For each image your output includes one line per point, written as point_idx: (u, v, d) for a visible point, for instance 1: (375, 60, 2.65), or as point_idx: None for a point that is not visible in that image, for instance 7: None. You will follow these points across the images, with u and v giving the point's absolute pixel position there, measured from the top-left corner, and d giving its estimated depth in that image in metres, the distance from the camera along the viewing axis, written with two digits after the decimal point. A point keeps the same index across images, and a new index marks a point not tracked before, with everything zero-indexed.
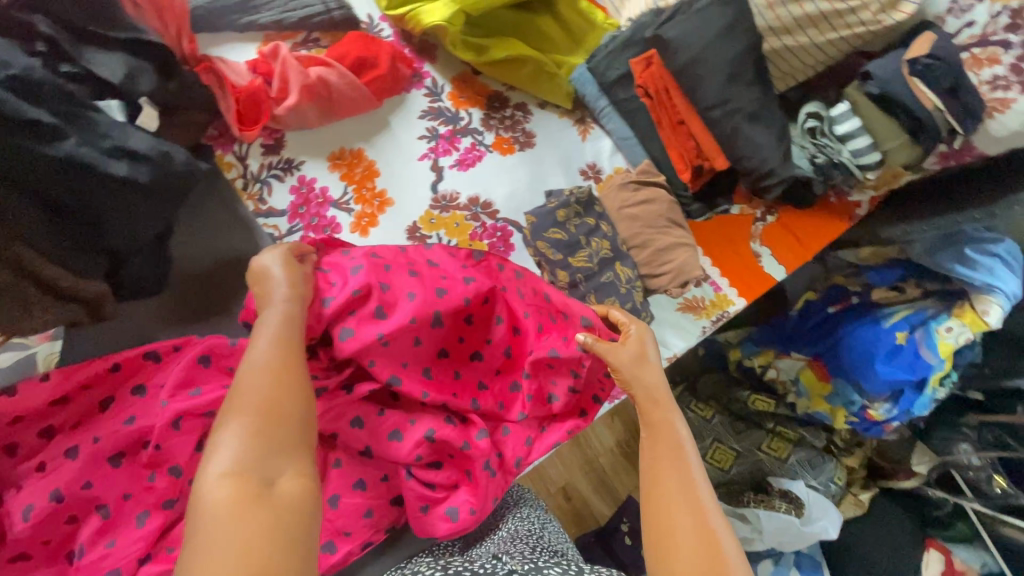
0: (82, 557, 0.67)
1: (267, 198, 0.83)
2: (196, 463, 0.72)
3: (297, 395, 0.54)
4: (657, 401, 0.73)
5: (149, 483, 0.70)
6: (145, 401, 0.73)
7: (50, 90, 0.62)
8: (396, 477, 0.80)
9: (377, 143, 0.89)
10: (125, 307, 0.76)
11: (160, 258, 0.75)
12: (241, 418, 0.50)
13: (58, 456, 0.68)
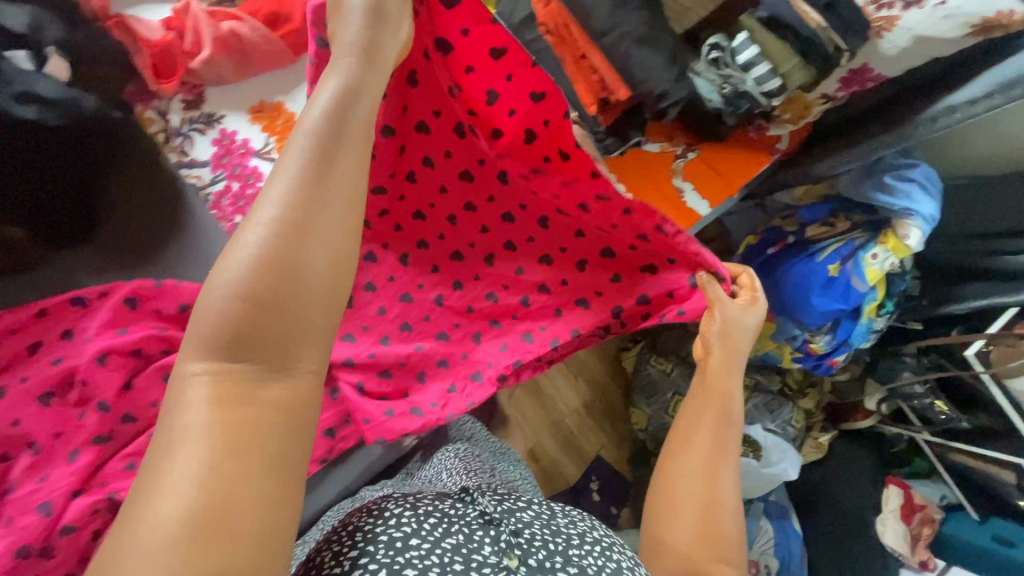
0: (15, 492, 0.69)
1: (189, 150, 0.87)
2: (125, 400, 0.75)
3: (314, 267, 0.47)
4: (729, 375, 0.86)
5: (80, 420, 0.73)
6: (74, 343, 0.75)
7: None
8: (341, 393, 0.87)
9: (297, 96, 0.91)
10: (53, 258, 0.79)
11: (80, 211, 0.78)
12: (237, 279, 0.45)
13: None
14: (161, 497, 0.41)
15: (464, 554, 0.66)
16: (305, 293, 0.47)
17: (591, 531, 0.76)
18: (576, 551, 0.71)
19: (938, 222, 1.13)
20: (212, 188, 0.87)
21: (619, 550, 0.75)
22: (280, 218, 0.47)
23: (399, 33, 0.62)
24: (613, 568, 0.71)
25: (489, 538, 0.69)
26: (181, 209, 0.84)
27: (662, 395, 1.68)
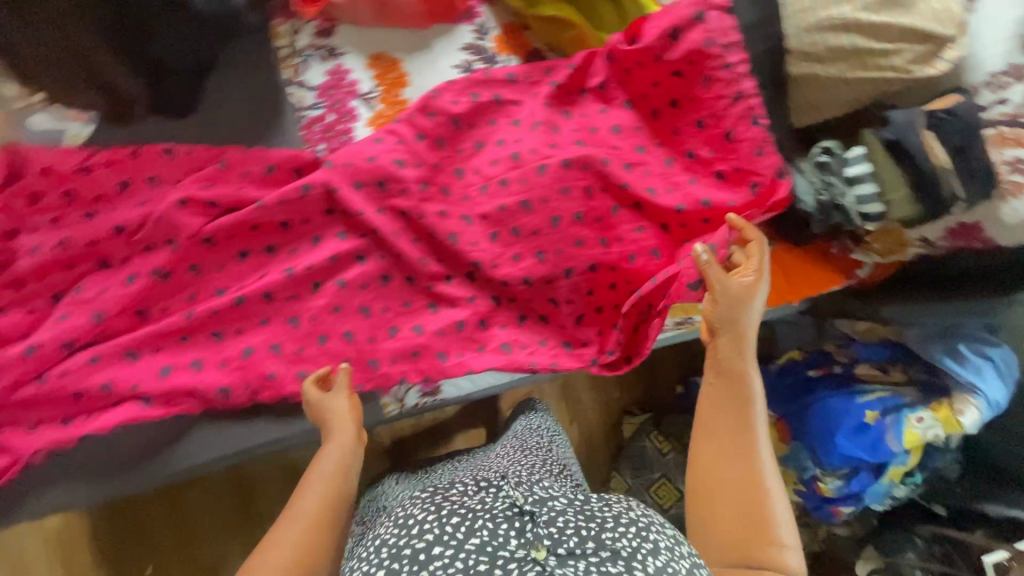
0: (46, 330, 0.76)
1: (302, 72, 0.91)
2: (176, 265, 0.82)
3: (324, 504, 0.72)
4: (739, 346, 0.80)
5: (147, 251, 0.81)
6: (157, 192, 0.82)
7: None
8: (416, 306, 0.91)
9: (415, 59, 0.96)
10: (152, 119, 0.84)
11: (191, 84, 0.84)
12: (302, 518, 0.70)
13: (78, 216, 0.80)
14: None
15: (413, 544, 0.62)
16: (331, 509, 0.72)
17: (627, 511, 0.67)
18: (610, 535, 0.63)
19: (1001, 410, 1.05)
20: (309, 111, 0.90)
21: (656, 530, 0.66)
22: (321, 462, 0.76)
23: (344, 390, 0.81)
24: (651, 551, 0.63)
25: (450, 522, 0.62)
26: (276, 121, 0.88)
27: (650, 472, 1.61)
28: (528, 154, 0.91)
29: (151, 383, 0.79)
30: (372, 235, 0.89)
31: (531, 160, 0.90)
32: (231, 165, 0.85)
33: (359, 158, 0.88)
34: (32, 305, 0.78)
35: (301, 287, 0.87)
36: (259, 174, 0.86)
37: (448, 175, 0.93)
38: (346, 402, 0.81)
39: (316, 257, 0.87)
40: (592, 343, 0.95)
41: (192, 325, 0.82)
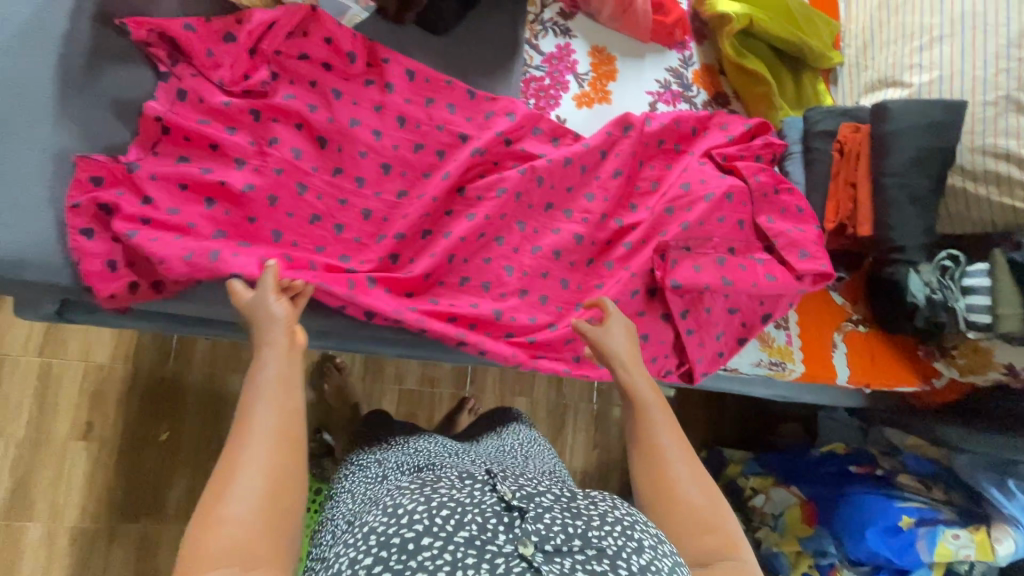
0: (257, 171, 0.86)
1: (539, 38, 1.04)
2: (389, 148, 0.92)
3: (277, 428, 0.67)
4: (639, 411, 0.80)
5: (369, 128, 0.91)
6: (395, 84, 0.94)
7: None
8: (559, 260, 0.99)
9: (627, 62, 1.09)
10: (413, 27, 0.97)
11: (456, 13, 0.97)
12: (253, 467, 0.64)
13: (326, 78, 0.90)
14: (237, 545, 0.60)
15: (399, 531, 0.57)
16: (282, 444, 0.67)
17: (612, 511, 0.64)
18: (597, 533, 0.61)
19: None
20: (533, 70, 1.03)
21: (641, 528, 0.64)
22: (254, 387, 0.69)
23: (273, 309, 0.75)
24: (635, 550, 0.61)
25: (441, 513, 0.58)
26: (507, 67, 1.01)
27: None
28: (699, 170, 1.03)
29: (325, 235, 0.89)
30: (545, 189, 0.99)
31: (699, 174, 1.01)
32: (457, 84, 0.97)
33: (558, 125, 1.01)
34: (257, 138, 0.87)
35: (475, 204, 0.95)
36: (481, 103, 0.97)
37: (623, 158, 1.02)
38: (278, 304, 0.75)
39: (491, 188, 0.95)
40: (678, 356, 1.01)
41: (373, 201, 0.91)
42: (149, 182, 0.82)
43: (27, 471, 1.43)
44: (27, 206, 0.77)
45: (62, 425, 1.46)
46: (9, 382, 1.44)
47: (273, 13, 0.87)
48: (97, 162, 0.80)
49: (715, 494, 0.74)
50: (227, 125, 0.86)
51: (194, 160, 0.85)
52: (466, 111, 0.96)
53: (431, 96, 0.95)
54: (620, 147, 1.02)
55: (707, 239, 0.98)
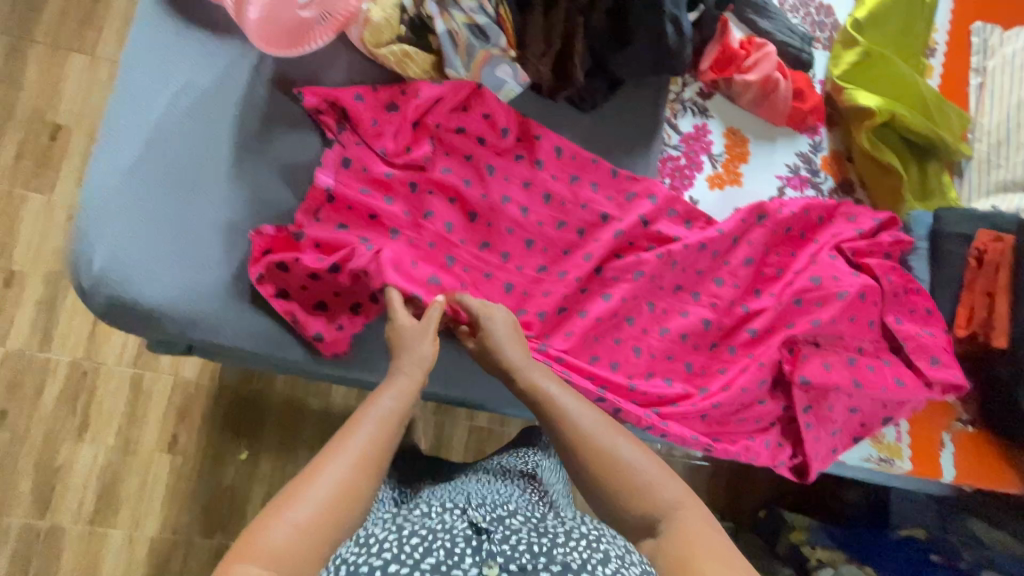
0: (411, 242, 0.88)
1: (678, 118, 1.05)
2: (534, 226, 0.93)
3: (373, 426, 0.70)
4: (552, 410, 0.78)
5: (517, 204, 0.93)
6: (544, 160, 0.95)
7: None
8: (684, 343, 0.99)
9: (760, 144, 1.09)
10: (562, 103, 0.98)
11: (605, 93, 0.97)
12: (329, 488, 0.63)
13: (481, 151, 0.92)
14: (300, 535, 0.60)
15: (371, 559, 0.61)
16: (371, 478, 0.66)
17: (578, 529, 0.69)
18: (563, 549, 0.64)
19: None
20: (670, 149, 1.04)
21: (608, 541, 0.68)
22: (365, 418, 0.71)
23: (423, 344, 0.79)
24: (601, 561, 0.64)
25: (411, 541, 0.63)
26: (646, 146, 1.02)
27: None
28: (829, 262, 1.03)
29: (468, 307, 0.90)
30: (678, 271, 0.99)
31: (832, 268, 1.02)
32: (600, 163, 0.97)
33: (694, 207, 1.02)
34: (413, 210, 0.89)
35: (610, 284, 0.96)
36: (622, 183, 0.98)
37: (754, 246, 1.02)
38: (428, 350, 0.79)
39: (627, 269, 0.96)
40: (790, 446, 1.02)
41: (516, 275, 0.93)
42: (314, 249, 0.84)
43: (115, 478, 1.47)
44: (202, 268, 0.81)
45: (149, 435, 1.50)
46: (104, 389, 1.49)
47: (438, 88, 0.88)
48: (269, 232, 0.82)
49: (636, 458, 0.74)
50: (385, 194, 0.88)
51: (353, 228, 0.87)
52: (606, 191, 0.97)
53: (575, 173, 0.96)
54: (752, 234, 1.03)
55: (838, 337, 0.99)
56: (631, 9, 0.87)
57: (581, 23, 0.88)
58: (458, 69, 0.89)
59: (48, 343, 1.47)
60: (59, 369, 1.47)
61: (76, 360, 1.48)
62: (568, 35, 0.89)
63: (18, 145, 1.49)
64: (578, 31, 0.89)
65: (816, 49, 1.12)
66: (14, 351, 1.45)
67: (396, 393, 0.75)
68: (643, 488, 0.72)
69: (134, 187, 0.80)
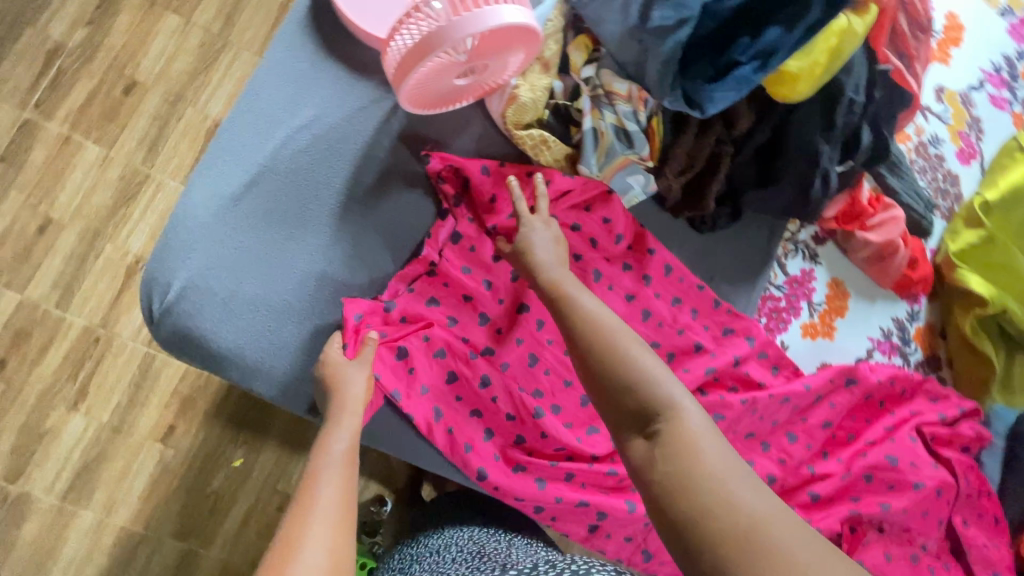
0: (498, 331, 0.84)
1: (787, 258, 1.01)
2: None
3: (330, 476, 0.59)
4: (561, 307, 0.67)
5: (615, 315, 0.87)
6: (650, 274, 0.90)
7: (831, 137, 0.82)
8: None
9: (859, 301, 1.05)
10: (680, 221, 0.93)
11: (727, 222, 0.92)
12: (326, 516, 0.53)
13: (591, 252, 0.87)
14: None
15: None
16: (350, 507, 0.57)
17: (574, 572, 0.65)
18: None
19: None
20: (773, 288, 1.00)
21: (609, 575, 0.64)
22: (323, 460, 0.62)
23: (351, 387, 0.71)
24: None
25: None
26: (751, 280, 0.97)
27: None
28: (908, 444, 0.98)
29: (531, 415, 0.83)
30: (756, 420, 0.93)
31: (910, 453, 0.98)
32: (705, 291, 0.93)
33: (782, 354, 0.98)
34: (506, 297, 0.84)
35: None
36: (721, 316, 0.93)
37: (834, 408, 0.98)
38: (365, 378, 0.72)
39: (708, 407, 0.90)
40: None
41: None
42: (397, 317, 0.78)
43: (100, 457, 1.39)
44: (280, 317, 0.75)
45: (146, 420, 1.42)
46: (112, 362, 1.41)
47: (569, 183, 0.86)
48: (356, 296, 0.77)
49: (646, 358, 0.58)
50: (485, 276, 0.83)
51: (443, 306, 0.82)
52: (704, 321, 0.93)
53: (678, 294, 0.91)
54: (837, 397, 0.98)
55: (903, 527, 0.95)
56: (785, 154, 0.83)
57: (729, 153, 0.84)
58: (591, 167, 0.83)
59: (67, 301, 1.39)
60: (70, 331, 1.39)
61: (90, 326, 1.40)
62: (712, 161, 0.84)
63: (88, 92, 1.43)
64: (724, 160, 0.84)
65: (936, 217, 1.09)
66: (28, 302, 1.37)
67: (345, 435, 0.65)
68: (647, 385, 0.56)
69: (232, 218, 0.74)
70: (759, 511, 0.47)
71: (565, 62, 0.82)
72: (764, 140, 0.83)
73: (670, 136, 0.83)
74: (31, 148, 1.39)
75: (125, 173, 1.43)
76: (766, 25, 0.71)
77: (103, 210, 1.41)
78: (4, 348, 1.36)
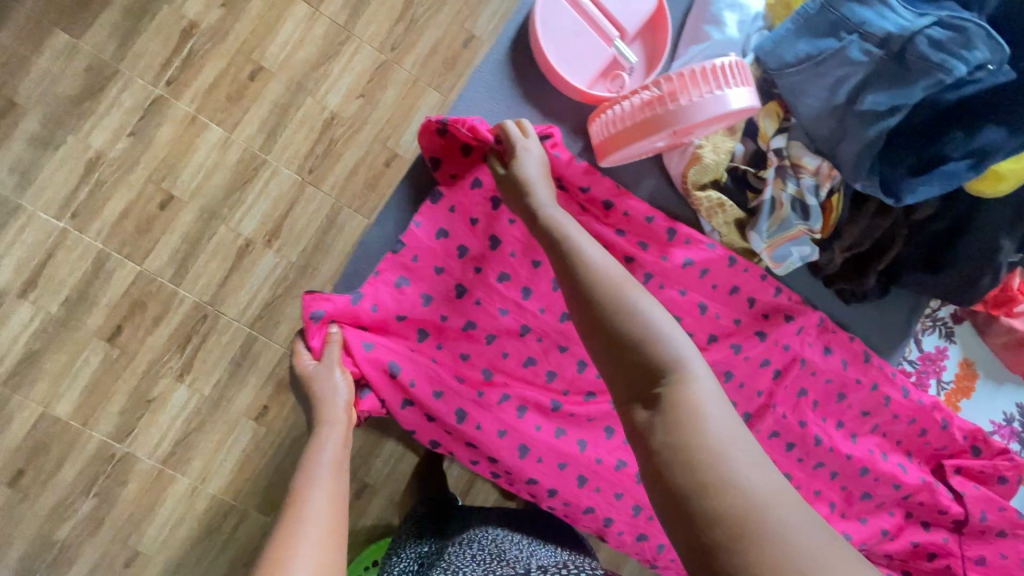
0: (478, 305, 0.78)
1: (923, 334, 1.00)
2: (745, 392, 0.88)
3: (311, 488, 0.61)
4: (563, 248, 0.63)
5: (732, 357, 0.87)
6: (772, 322, 0.89)
7: (1017, 230, 0.80)
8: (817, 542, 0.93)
9: (987, 384, 1.04)
10: (826, 288, 0.92)
11: (878, 296, 0.91)
12: (316, 532, 0.56)
13: (720, 296, 0.86)
14: None
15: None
16: (338, 520, 0.59)
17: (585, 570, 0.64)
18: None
19: None
20: (906, 362, 1.00)
21: None
22: (309, 469, 0.64)
23: (339, 394, 0.70)
24: None
25: None
26: (887, 352, 0.97)
27: None
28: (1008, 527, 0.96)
29: (526, 431, 0.79)
30: (853, 478, 0.94)
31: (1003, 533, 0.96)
32: (740, 290, 0.87)
33: (834, 361, 0.92)
34: (483, 266, 0.78)
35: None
36: (835, 371, 0.92)
37: (913, 459, 0.98)
38: (343, 381, 0.71)
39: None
40: None
41: None
42: (369, 309, 0.74)
43: (188, 436, 1.07)
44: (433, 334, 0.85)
45: (244, 398, 1.09)
46: (211, 341, 1.07)
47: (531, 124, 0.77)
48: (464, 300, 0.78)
49: (649, 312, 0.55)
50: (462, 247, 0.78)
51: (451, 316, 0.78)
52: (820, 374, 0.91)
53: (802, 347, 0.90)
54: (854, 395, 0.93)
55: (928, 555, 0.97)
56: (959, 243, 0.82)
57: (899, 235, 0.83)
58: (761, 231, 0.82)
59: (179, 271, 1.05)
60: (180, 306, 1.06)
61: (201, 302, 1.07)
62: (881, 239, 0.84)
63: (213, 77, 1.05)
64: (893, 240, 0.83)
65: None
66: (146, 274, 1.04)
67: (329, 445, 0.67)
68: (649, 344, 0.52)
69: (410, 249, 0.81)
70: (766, 489, 0.42)
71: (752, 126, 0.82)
72: (935, 227, 0.83)
73: (843, 210, 0.82)
74: (155, 125, 1.04)
75: (244, 156, 1.06)
76: (983, 123, 0.69)
77: (220, 195, 1.06)
78: (122, 312, 1.04)
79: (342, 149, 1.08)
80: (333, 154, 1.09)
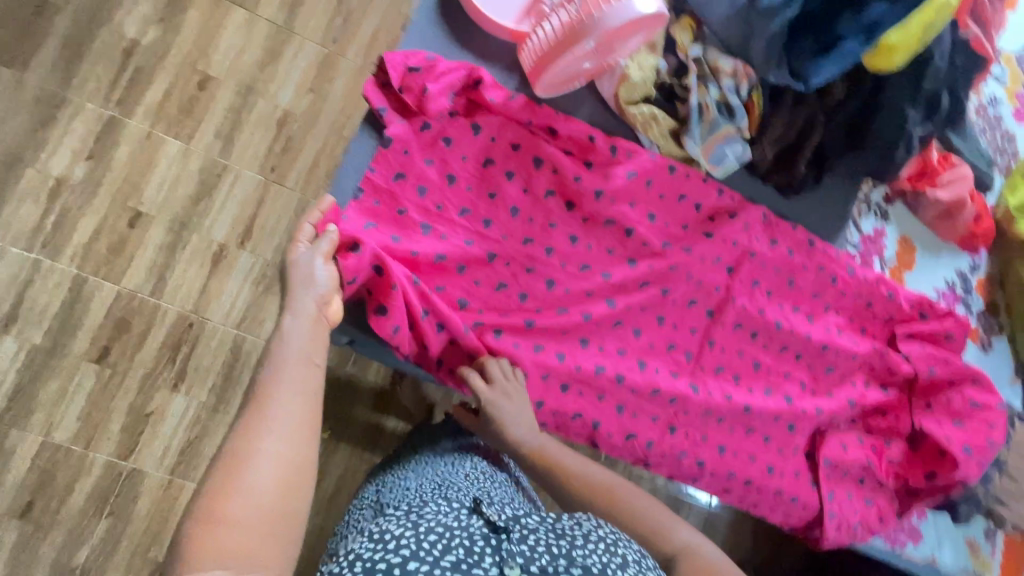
0: (443, 238, 0.82)
1: (862, 217, 1.08)
2: (706, 287, 0.95)
3: (289, 360, 0.63)
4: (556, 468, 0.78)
5: (686, 256, 0.93)
6: (717, 218, 0.96)
7: (920, 98, 0.88)
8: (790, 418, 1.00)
9: (926, 255, 1.12)
10: (765, 185, 0.99)
11: (811, 185, 0.99)
12: (283, 429, 0.56)
13: (664, 201, 0.93)
14: (259, 506, 0.51)
15: (386, 558, 0.51)
16: (312, 423, 0.59)
17: (597, 528, 0.60)
18: (584, 552, 0.56)
19: None
20: (851, 247, 1.07)
21: (625, 544, 0.60)
22: (277, 358, 0.63)
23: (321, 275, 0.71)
24: (620, 565, 0.57)
25: (429, 537, 0.54)
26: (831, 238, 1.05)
27: None
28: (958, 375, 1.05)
29: (507, 351, 0.84)
30: (819, 354, 1.02)
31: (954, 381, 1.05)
32: (686, 196, 0.93)
33: (781, 251, 0.99)
34: (443, 204, 0.83)
35: (645, 321, 0.92)
36: (783, 258, 0.99)
37: (869, 330, 1.06)
38: (326, 269, 0.72)
39: (685, 319, 0.95)
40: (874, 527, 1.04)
41: (647, 322, 0.93)
42: None
43: (198, 439, 1.12)
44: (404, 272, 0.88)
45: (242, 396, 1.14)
46: (202, 348, 1.13)
47: (460, 66, 0.83)
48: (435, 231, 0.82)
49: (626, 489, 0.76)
50: (417, 185, 0.82)
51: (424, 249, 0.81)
52: (770, 263, 0.98)
53: (748, 239, 0.97)
54: (803, 279, 1.01)
55: (882, 412, 1.07)
56: (871, 119, 0.90)
57: (818, 120, 0.91)
58: (694, 136, 0.89)
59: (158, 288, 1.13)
60: (164, 319, 1.13)
61: (185, 311, 1.14)
62: (801, 127, 0.91)
63: (164, 91, 1.16)
64: (812, 127, 0.91)
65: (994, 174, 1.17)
66: (124, 292, 1.11)
67: (307, 320, 0.68)
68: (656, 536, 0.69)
69: None
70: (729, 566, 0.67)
71: (671, 42, 0.89)
72: (850, 107, 0.91)
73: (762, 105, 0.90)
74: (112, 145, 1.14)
75: (204, 166, 1.17)
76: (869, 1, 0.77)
77: (187, 204, 1.15)
78: (108, 333, 1.10)
79: (302, 142, 1.21)
80: (294, 146, 1.20)
